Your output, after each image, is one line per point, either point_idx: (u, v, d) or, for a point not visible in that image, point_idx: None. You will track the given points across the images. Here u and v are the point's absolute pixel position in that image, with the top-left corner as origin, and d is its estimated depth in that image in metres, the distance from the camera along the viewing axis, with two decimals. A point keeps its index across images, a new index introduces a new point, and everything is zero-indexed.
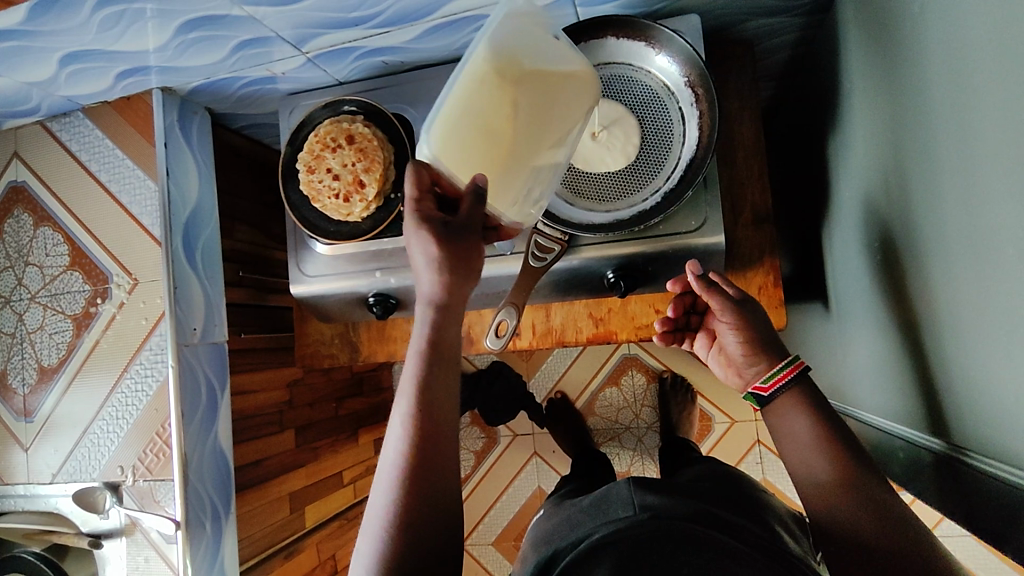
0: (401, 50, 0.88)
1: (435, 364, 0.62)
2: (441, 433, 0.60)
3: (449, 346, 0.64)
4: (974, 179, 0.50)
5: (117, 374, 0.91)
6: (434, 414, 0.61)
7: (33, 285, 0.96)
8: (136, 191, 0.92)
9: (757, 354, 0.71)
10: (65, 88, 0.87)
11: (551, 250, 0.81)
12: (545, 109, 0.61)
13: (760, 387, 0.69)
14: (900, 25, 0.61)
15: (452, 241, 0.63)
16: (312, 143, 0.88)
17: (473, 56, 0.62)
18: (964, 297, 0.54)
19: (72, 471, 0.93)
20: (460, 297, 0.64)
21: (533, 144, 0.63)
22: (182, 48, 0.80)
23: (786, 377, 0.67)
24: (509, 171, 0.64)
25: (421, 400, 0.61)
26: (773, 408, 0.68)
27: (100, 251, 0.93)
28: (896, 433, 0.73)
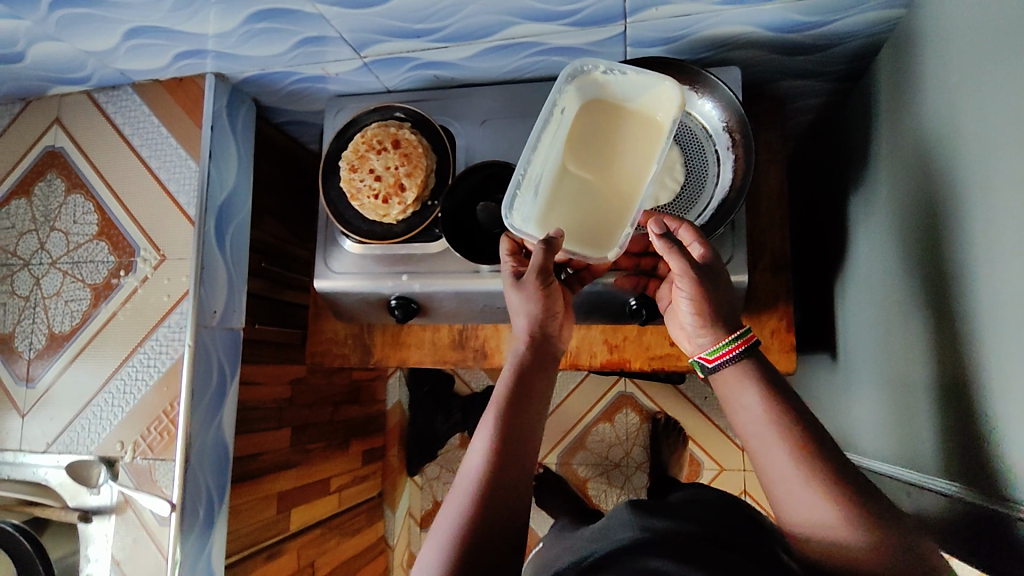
0: (454, 67, 0.92)
1: (527, 392, 0.68)
2: (524, 443, 0.64)
3: (536, 380, 0.69)
4: (1013, 234, 0.54)
5: (129, 348, 0.90)
6: (521, 424, 0.65)
7: (55, 250, 0.96)
8: (175, 170, 0.94)
9: (709, 322, 0.68)
10: (121, 61, 0.89)
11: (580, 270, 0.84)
12: (627, 144, 0.77)
13: (705, 360, 0.68)
14: (936, 93, 0.67)
15: (536, 283, 0.72)
16: (357, 143, 0.90)
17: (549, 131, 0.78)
18: (985, 349, 0.58)
19: (67, 443, 0.91)
20: (546, 335, 0.72)
21: (622, 177, 0.76)
22: (247, 37, 0.83)
23: (732, 352, 0.65)
24: (598, 207, 0.76)
25: (510, 416, 0.65)
26: (720, 382, 0.67)
27: (130, 224, 0.94)
28: (899, 478, 0.76)
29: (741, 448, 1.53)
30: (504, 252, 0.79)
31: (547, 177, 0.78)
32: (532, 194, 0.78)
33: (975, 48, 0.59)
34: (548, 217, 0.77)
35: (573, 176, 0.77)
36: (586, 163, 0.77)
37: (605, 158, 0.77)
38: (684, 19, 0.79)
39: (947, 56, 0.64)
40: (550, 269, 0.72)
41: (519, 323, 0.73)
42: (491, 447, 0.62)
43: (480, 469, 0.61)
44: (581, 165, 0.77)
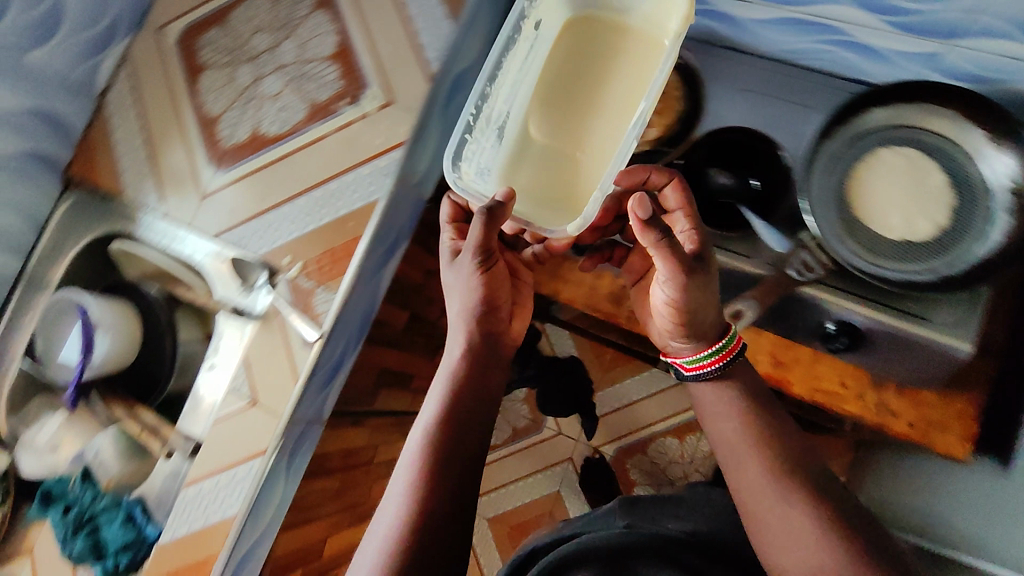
0: (733, 23, 0.84)
1: (471, 380, 0.66)
2: (471, 424, 0.64)
3: (485, 365, 0.68)
4: None
5: (329, 173, 0.90)
6: (468, 408, 0.64)
7: (285, 56, 0.96)
8: (428, 23, 0.91)
9: (692, 327, 0.66)
10: None
11: (813, 270, 0.80)
12: (588, 83, 0.79)
13: (683, 366, 0.69)
14: None
15: (484, 261, 0.70)
16: None
17: (535, 57, 0.80)
18: None
19: (237, 237, 0.92)
20: (495, 312, 0.71)
21: (586, 137, 0.78)
22: None
23: (709, 365, 0.67)
24: (555, 152, 0.79)
25: (452, 409, 0.64)
26: (699, 395, 0.69)
27: (366, 58, 0.92)
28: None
29: None
30: (444, 217, 0.81)
31: (513, 114, 0.80)
32: (493, 134, 0.80)
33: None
34: (511, 172, 0.80)
35: (546, 121, 0.79)
36: (556, 98, 0.79)
37: (593, 105, 0.78)
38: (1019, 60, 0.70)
39: None
40: (490, 245, 0.69)
41: (457, 309, 0.71)
42: (437, 426, 0.62)
43: (419, 455, 0.60)
44: (551, 87, 0.80)
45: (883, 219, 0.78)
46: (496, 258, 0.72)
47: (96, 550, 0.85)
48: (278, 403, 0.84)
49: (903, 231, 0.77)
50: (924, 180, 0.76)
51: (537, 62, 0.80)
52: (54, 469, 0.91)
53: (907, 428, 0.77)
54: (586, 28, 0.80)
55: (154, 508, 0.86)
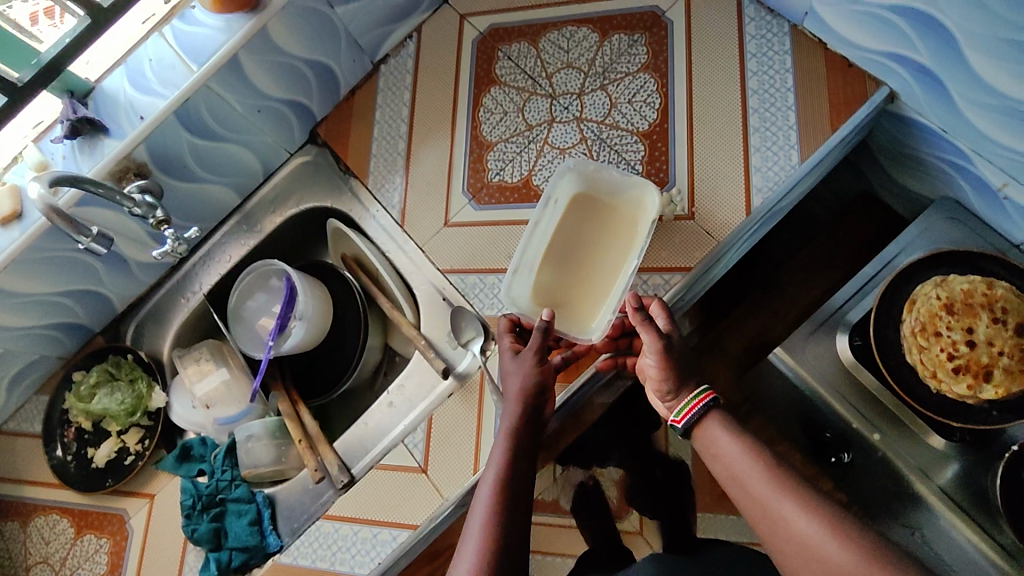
0: None
1: (519, 479, 0.61)
2: (525, 496, 0.60)
3: (531, 455, 0.64)
4: None
5: (577, 254, 0.79)
6: (522, 482, 0.61)
7: (591, 110, 0.85)
8: (771, 146, 0.78)
9: (673, 378, 0.66)
10: (833, 12, 0.74)
11: None
12: (604, 237, 0.79)
13: (676, 421, 0.66)
14: None
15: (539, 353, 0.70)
16: (977, 288, 0.70)
17: (544, 216, 0.80)
18: None
19: (465, 284, 0.82)
20: (547, 383, 0.69)
21: (602, 262, 0.78)
22: (1004, 112, 0.66)
23: (696, 404, 0.64)
24: (577, 282, 0.79)
25: (510, 489, 0.60)
26: (699, 435, 0.64)
27: (682, 154, 0.81)
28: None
29: None
30: (501, 328, 0.76)
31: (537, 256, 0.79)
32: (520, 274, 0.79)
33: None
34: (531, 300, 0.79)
35: (554, 263, 0.79)
36: (578, 251, 0.79)
37: (586, 270, 0.79)
38: None
39: None
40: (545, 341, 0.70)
41: (511, 398, 0.67)
42: (495, 496, 0.59)
43: (481, 525, 0.56)
44: (577, 254, 0.79)
45: None
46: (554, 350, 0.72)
47: (216, 539, 0.80)
48: (450, 484, 0.75)
49: None
50: None
51: (547, 236, 0.80)
52: (200, 428, 0.89)
53: None
54: (605, 198, 0.80)
55: (283, 518, 0.83)
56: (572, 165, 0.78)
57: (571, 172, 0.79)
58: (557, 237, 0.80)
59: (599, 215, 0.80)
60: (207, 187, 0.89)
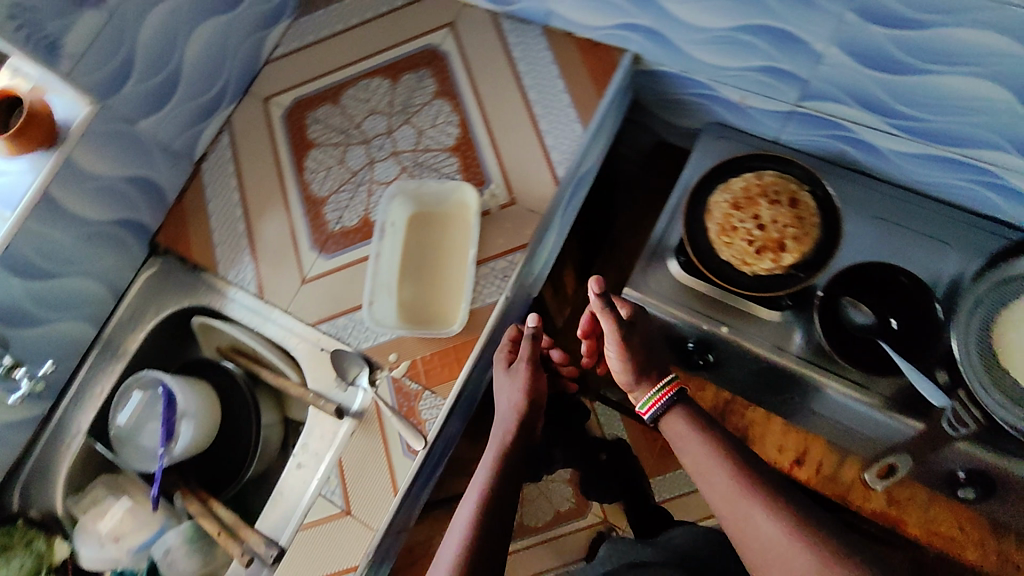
0: (873, 154, 0.86)
1: (507, 478, 0.69)
2: (510, 496, 0.67)
3: (521, 467, 0.71)
4: None
5: (423, 264, 0.86)
6: (510, 485, 0.68)
7: (401, 142, 0.94)
8: (558, 124, 0.89)
9: (637, 373, 0.72)
10: (563, 5, 0.88)
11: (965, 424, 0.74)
12: (444, 241, 0.87)
13: (641, 412, 0.72)
14: None
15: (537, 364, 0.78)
16: (751, 184, 0.85)
17: (385, 241, 0.86)
18: None
19: (337, 328, 0.86)
20: (540, 400, 0.76)
21: (448, 263, 0.86)
22: (713, 41, 0.80)
23: (661, 399, 0.70)
24: (432, 287, 0.85)
25: (501, 485, 0.67)
26: (665, 426, 0.71)
27: (490, 153, 0.90)
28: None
29: None
30: (501, 347, 0.82)
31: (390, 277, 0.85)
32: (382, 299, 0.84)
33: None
34: (397, 315, 0.84)
35: (407, 277, 0.85)
36: (426, 260, 0.86)
37: (436, 273, 0.85)
38: None
39: None
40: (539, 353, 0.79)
41: (506, 410, 0.76)
42: (483, 495, 0.66)
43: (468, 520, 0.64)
44: (425, 263, 0.86)
45: None
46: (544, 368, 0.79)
47: None
48: (375, 514, 0.77)
49: None
50: None
51: (399, 253, 0.86)
52: (115, 564, 0.85)
53: None
54: (434, 208, 0.87)
55: None
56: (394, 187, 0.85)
57: (396, 195, 0.86)
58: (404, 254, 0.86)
59: (434, 225, 0.87)
60: (56, 327, 0.89)
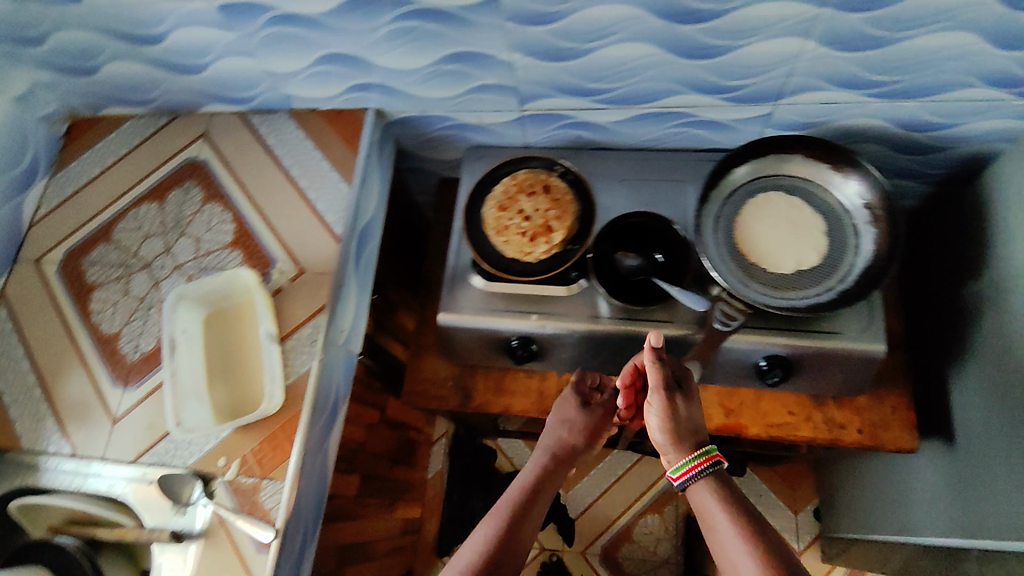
0: (601, 129, 0.99)
1: (523, 511, 0.85)
2: (526, 507, 0.86)
3: (548, 489, 0.90)
4: None
5: (229, 356, 0.87)
6: (533, 507, 0.87)
7: (182, 255, 0.95)
8: (325, 190, 0.94)
9: (677, 441, 0.80)
10: (295, 86, 0.95)
11: (735, 317, 0.87)
12: (242, 328, 0.88)
13: (672, 476, 0.79)
14: None
15: (585, 408, 0.95)
16: (508, 184, 0.94)
17: (181, 348, 0.85)
18: None
19: (160, 453, 0.84)
20: (587, 432, 0.95)
21: (251, 347, 0.87)
22: (429, 77, 0.90)
23: (694, 467, 0.77)
24: (244, 374, 0.86)
25: (523, 500, 0.87)
26: (693, 493, 0.77)
27: (269, 236, 0.93)
28: (991, 548, 0.81)
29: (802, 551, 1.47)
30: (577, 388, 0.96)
31: (196, 380, 0.84)
32: (193, 403, 0.83)
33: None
34: (215, 412, 0.84)
35: (216, 374, 0.85)
36: (230, 352, 0.87)
37: (244, 360, 0.86)
38: (827, 106, 0.89)
39: None
40: (586, 394, 0.96)
41: (547, 433, 0.95)
42: (512, 505, 0.86)
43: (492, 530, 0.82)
44: (230, 354, 0.87)
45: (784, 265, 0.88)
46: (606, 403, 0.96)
47: None
48: None
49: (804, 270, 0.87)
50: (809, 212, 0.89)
51: (200, 355, 0.86)
52: None
53: (858, 435, 0.93)
54: (224, 300, 0.88)
55: None
56: (175, 297, 0.85)
57: (180, 303, 0.86)
58: (208, 354, 0.86)
59: (229, 316, 0.88)
60: None
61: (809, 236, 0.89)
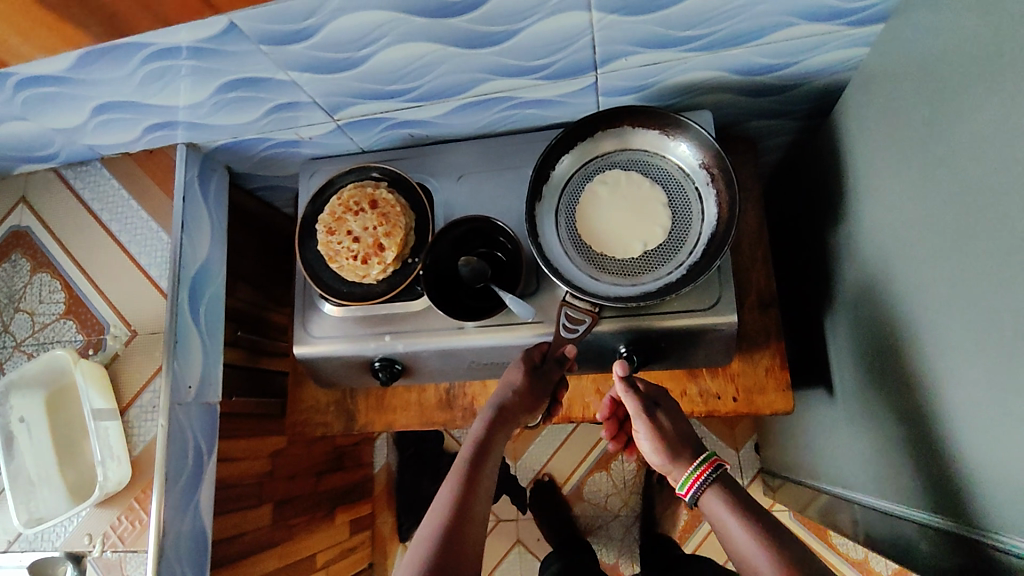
0: (428, 125, 0.92)
1: (477, 475, 0.72)
2: (478, 483, 0.71)
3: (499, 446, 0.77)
4: (964, 276, 0.59)
5: (76, 433, 0.86)
6: (478, 481, 0.71)
7: (20, 333, 0.92)
8: (147, 244, 0.91)
9: (671, 454, 0.74)
10: (89, 137, 0.88)
11: (581, 321, 0.81)
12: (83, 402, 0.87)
13: (682, 493, 0.72)
14: (892, 130, 0.71)
15: (536, 374, 0.81)
16: (334, 205, 0.89)
17: (22, 438, 0.84)
18: (957, 399, 0.62)
19: (30, 539, 0.85)
20: (539, 388, 0.81)
21: None
22: (218, 106, 0.82)
23: (700, 475, 0.70)
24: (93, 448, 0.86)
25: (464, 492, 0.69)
26: (704, 503, 0.69)
27: (100, 301, 0.90)
28: (881, 509, 0.80)
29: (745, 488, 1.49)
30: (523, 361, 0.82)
31: (45, 465, 0.84)
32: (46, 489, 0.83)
33: (913, 107, 0.66)
34: (70, 492, 0.84)
35: (66, 454, 0.85)
36: (76, 429, 0.86)
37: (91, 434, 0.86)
38: (652, 68, 0.80)
39: (915, 75, 0.66)
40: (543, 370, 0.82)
41: (498, 390, 0.81)
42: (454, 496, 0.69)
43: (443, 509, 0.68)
44: (77, 431, 0.86)
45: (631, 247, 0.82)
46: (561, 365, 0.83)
47: None
48: None
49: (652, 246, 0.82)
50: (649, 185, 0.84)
51: (48, 439, 0.85)
52: None
53: (734, 404, 0.91)
54: (58, 379, 0.86)
55: None
56: (1, 390, 0.83)
57: (11, 393, 0.84)
58: (53, 436, 0.85)
59: (67, 393, 0.86)
60: None
61: (654, 209, 0.83)
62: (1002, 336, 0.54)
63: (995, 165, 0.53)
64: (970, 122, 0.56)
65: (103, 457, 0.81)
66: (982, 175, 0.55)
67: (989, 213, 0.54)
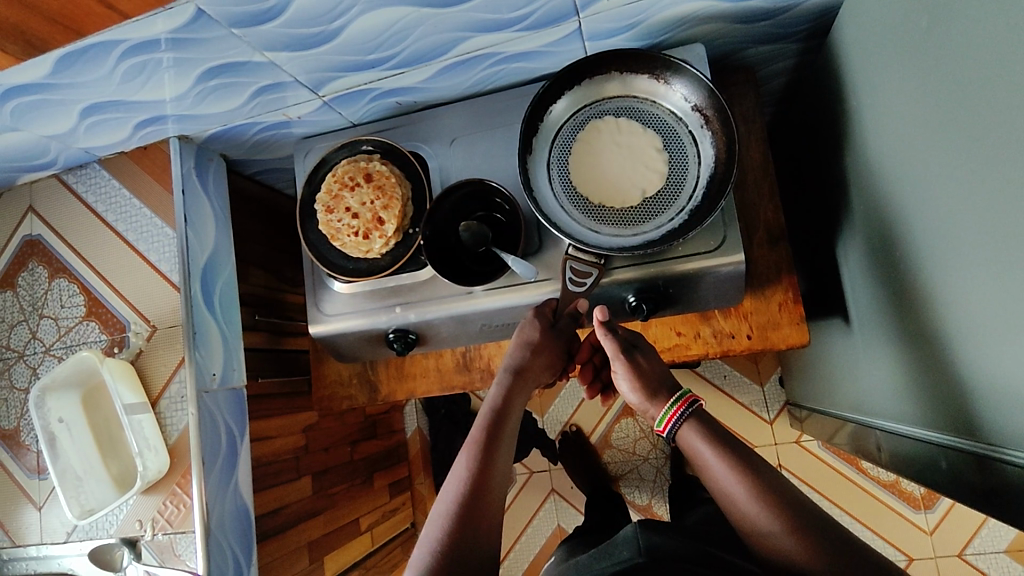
0: (414, 91, 0.90)
1: (494, 436, 0.75)
2: (495, 446, 0.74)
3: (514, 410, 0.80)
4: (971, 192, 0.57)
5: (112, 427, 0.91)
6: (497, 444, 0.74)
7: (47, 337, 0.95)
8: (154, 241, 0.92)
9: (649, 393, 0.76)
10: (82, 140, 0.89)
11: (588, 275, 0.80)
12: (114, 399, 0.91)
13: (659, 429, 0.74)
14: (893, 43, 0.67)
15: (549, 331, 0.83)
16: (330, 183, 0.90)
17: (62, 438, 0.88)
18: (969, 318, 0.60)
19: (85, 528, 0.90)
20: (552, 344, 0.83)
21: None
22: (202, 96, 0.82)
23: (676, 413, 0.73)
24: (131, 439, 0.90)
25: (483, 454, 0.72)
26: (681, 440, 0.72)
27: (118, 300, 0.93)
28: (903, 433, 0.80)
29: (772, 421, 1.50)
30: (536, 320, 0.83)
31: (89, 460, 0.89)
32: (93, 482, 0.88)
33: (912, 17, 0.62)
34: (116, 481, 0.89)
35: (107, 447, 0.90)
36: (113, 423, 0.91)
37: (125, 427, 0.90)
38: (637, 6, 0.76)
39: None
40: (556, 327, 0.83)
41: (513, 351, 0.83)
42: (475, 458, 0.72)
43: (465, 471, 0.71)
44: (114, 426, 0.90)
45: (631, 195, 0.80)
46: (571, 321, 0.84)
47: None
48: None
49: (652, 193, 0.80)
50: (643, 132, 0.82)
51: (88, 436, 0.89)
52: None
53: (748, 341, 0.91)
54: (89, 379, 0.90)
55: None
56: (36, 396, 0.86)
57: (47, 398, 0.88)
58: (93, 432, 0.90)
59: (99, 391, 0.91)
60: None
61: (650, 156, 0.81)
62: (1006, 251, 0.52)
63: (997, 72, 0.50)
64: (971, 29, 0.53)
65: (140, 448, 0.85)
66: (983, 85, 0.52)
67: (990, 125, 0.52)
